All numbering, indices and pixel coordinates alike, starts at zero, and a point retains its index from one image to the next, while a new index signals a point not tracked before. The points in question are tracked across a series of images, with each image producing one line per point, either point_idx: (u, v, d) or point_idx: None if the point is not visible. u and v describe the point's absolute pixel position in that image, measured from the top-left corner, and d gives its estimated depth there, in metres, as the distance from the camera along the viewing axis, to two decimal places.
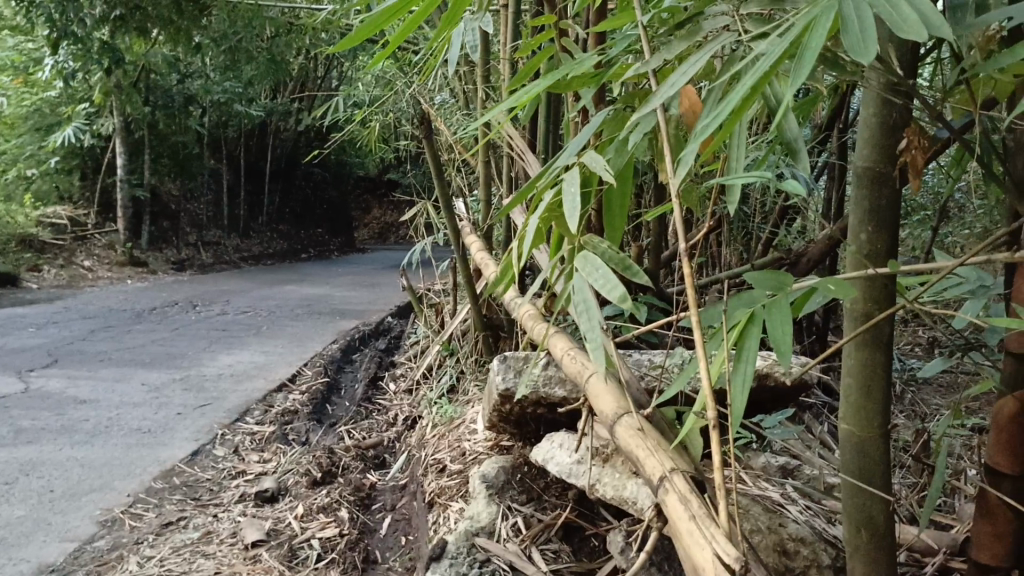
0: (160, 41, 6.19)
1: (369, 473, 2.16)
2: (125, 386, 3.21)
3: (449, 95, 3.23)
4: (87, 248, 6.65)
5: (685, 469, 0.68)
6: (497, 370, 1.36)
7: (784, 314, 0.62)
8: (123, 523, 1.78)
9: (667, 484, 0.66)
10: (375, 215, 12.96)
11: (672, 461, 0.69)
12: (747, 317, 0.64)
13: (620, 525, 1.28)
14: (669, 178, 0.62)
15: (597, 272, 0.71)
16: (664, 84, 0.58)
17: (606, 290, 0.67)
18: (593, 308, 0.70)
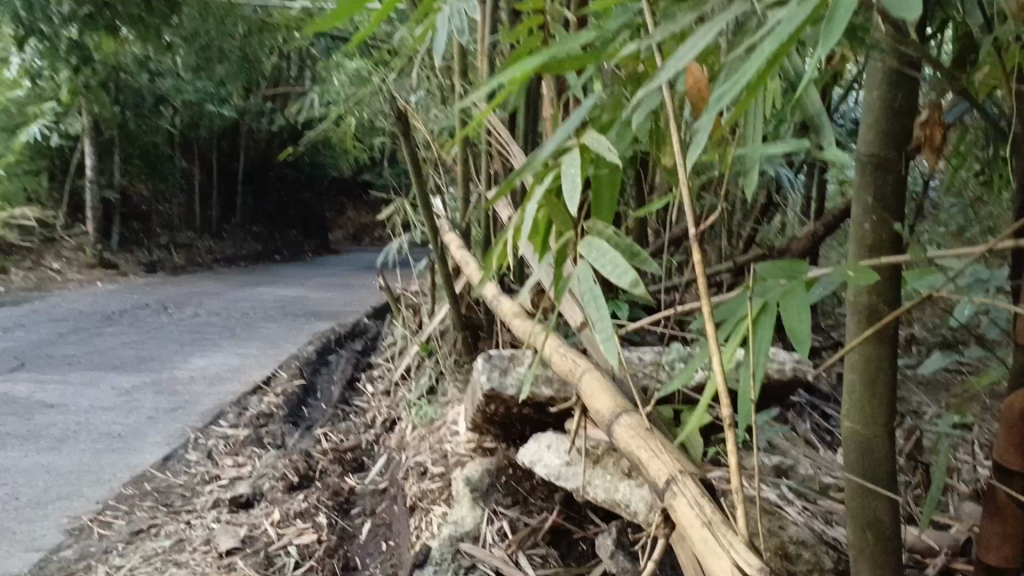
0: (129, 40, 6.04)
1: (348, 476, 2.11)
2: (95, 390, 3.13)
3: (426, 92, 3.17)
4: (55, 250, 6.52)
5: (693, 471, 0.64)
6: (481, 370, 1.32)
7: (799, 303, 0.59)
8: (91, 532, 1.71)
9: (674, 486, 0.62)
10: (350, 216, 12.84)
11: (678, 461, 0.66)
12: (760, 308, 0.60)
13: (608, 528, 1.24)
14: (677, 158, 0.58)
15: (597, 260, 0.66)
16: (671, 58, 0.54)
17: None
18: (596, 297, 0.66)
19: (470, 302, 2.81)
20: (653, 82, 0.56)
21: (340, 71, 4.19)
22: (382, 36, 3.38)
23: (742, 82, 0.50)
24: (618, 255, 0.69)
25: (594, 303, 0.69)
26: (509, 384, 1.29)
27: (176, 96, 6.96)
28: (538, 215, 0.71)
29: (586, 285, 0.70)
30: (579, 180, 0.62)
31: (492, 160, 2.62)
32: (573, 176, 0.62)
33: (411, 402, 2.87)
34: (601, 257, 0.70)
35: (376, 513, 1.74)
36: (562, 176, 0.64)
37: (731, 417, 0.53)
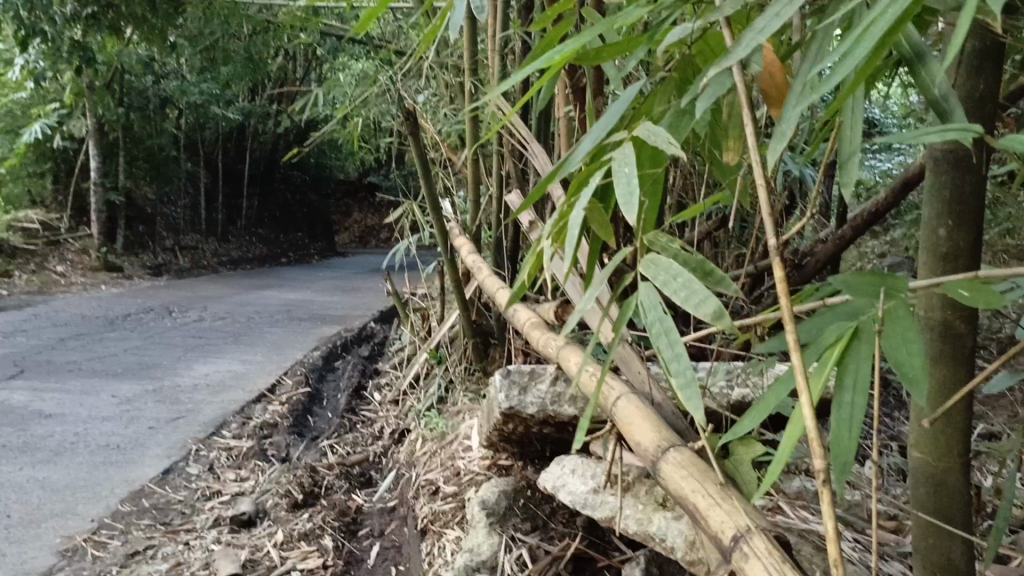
0: (134, 41, 5.98)
1: (355, 492, 2.01)
2: (95, 398, 3.05)
3: (435, 92, 3.07)
4: (59, 252, 6.45)
5: (764, 524, 0.56)
6: (499, 387, 1.22)
7: (899, 328, 0.55)
8: (84, 553, 1.62)
9: (744, 545, 0.53)
10: (355, 219, 12.76)
11: (743, 512, 0.57)
12: (851, 334, 0.56)
13: (636, 557, 1.14)
14: (755, 153, 0.50)
15: (665, 275, 0.56)
16: (748, 34, 0.46)
17: (689, 303, 0.53)
18: (670, 326, 0.55)
19: (478, 307, 2.74)
20: (725, 61, 0.47)
21: (347, 71, 4.10)
22: (390, 36, 3.30)
23: (848, 55, 0.42)
24: (691, 278, 0.54)
25: (659, 331, 0.54)
26: (529, 402, 1.19)
27: (181, 98, 6.88)
28: (586, 219, 0.60)
29: (651, 313, 0.56)
30: (636, 177, 0.52)
31: (505, 163, 2.54)
32: (628, 173, 0.53)
33: (420, 412, 2.78)
34: (670, 278, 0.56)
35: (385, 535, 1.65)
36: (614, 174, 0.55)
37: (825, 471, 0.43)
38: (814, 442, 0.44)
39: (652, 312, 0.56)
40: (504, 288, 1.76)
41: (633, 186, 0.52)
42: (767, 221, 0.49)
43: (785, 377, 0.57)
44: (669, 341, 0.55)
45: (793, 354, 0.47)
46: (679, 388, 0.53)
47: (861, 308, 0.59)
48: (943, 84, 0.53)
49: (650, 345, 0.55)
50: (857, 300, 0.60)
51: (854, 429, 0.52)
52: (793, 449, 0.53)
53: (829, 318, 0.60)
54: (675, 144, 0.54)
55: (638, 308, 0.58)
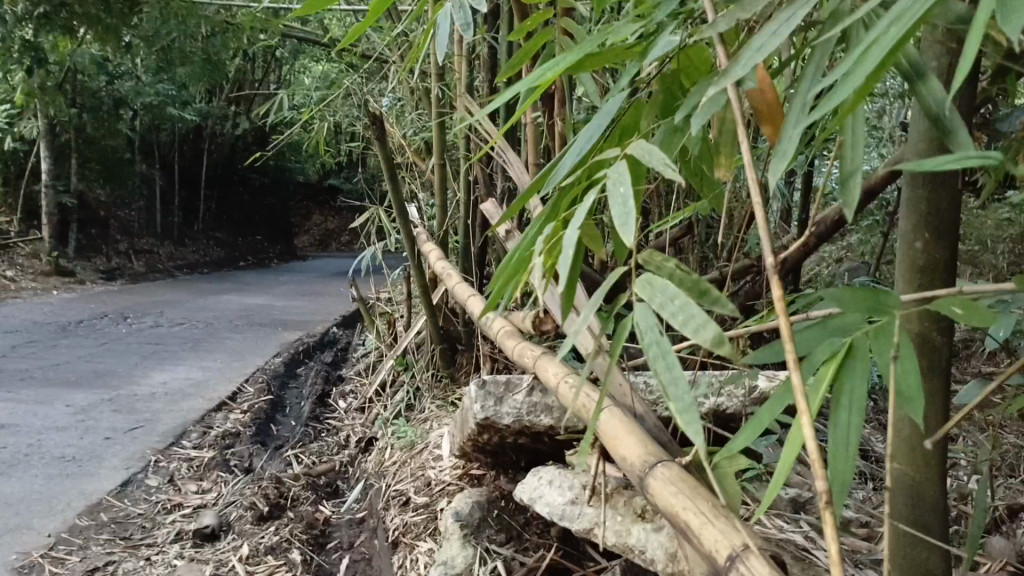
0: (88, 42, 5.86)
1: (322, 502, 1.98)
2: (48, 408, 2.97)
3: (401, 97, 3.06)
4: (9, 257, 6.29)
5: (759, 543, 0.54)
6: (474, 397, 1.21)
7: (890, 346, 0.55)
8: (41, 570, 1.57)
9: (740, 567, 0.51)
10: (315, 222, 12.65)
11: (735, 531, 0.55)
12: (844, 351, 0.57)
13: (612, 568, 1.15)
14: (750, 173, 0.49)
15: (665, 295, 0.54)
16: (747, 51, 0.45)
17: (690, 325, 0.50)
18: (669, 347, 0.53)
19: (445, 314, 2.73)
20: (722, 81, 0.46)
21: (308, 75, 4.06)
22: (354, 40, 3.27)
23: (858, 74, 0.41)
24: (690, 299, 0.53)
25: (659, 353, 0.52)
26: (504, 413, 1.18)
27: (137, 100, 6.76)
28: (578, 234, 0.58)
29: (650, 333, 0.54)
30: (630, 194, 0.51)
31: (473, 168, 2.54)
32: (622, 190, 0.52)
33: (385, 420, 2.75)
34: (666, 299, 0.54)
35: (354, 547, 1.62)
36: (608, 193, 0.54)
37: (829, 492, 0.42)
38: (814, 461, 0.42)
39: (649, 332, 0.54)
40: (474, 296, 1.75)
41: (627, 203, 0.51)
42: (765, 241, 0.49)
43: (783, 391, 0.56)
44: (665, 360, 0.53)
45: (794, 374, 0.45)
46: (677, 411, 0.51)
47: (852, 324, 0.60)
48: (944, 100, 0.53)
49: (649, 367, 0.53)
50: (849, 319, 0.60)
51: (850, 449, 0.52)
52: (790, 466, 0.53)
53: (821, 335, 0.61)
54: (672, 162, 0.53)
55: (638, 331, 0.55)
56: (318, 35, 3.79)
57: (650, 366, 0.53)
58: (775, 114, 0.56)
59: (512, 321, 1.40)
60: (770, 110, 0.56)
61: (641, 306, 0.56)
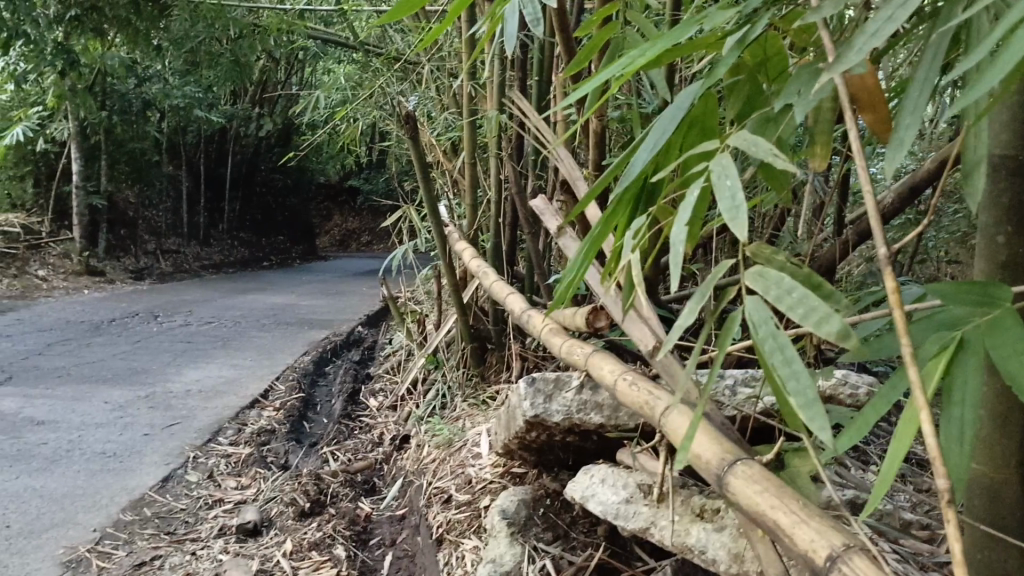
0: (118, 44, 5.92)
1: (361, 499, 1.99)
2: (86, 405, 3.00)
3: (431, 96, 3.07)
4: (41, 256, 6.37)
5: (857, 543, 0.54)
6: (524, 395, 1.20)
7: (1004, 338, 0.56)
8: (90, 564, 1.59)
9: (842, 566, 0.52)
10: (336, 222, 12.73)
11: (832, 532, 0.55)
12: (955, 344, 0.58)
13: (662, 568, 1.14)
14: (861, 165, 0.50)
15: (778, 286, 0.55)
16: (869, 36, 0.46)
17: (811, 319, 0.52)
18: (787, 343, 0.55)
19: (476, 312, 2.74)
20: (834, 72, 0.48)
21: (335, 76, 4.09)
22: (381, 41, 3.29)
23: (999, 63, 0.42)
24: (809, 292, 0.53)
25: (777, 347, 0.54)
26: (555, 411, 1.17)
27: (164, 101, 6.84)
28: (684, 231, 0.56)
29: (766, 324, 0.56)
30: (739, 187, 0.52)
31: (504, 166, 2.55)
32: (729, 182, 0.53)
33: (418, 418, 2.76)
34: (782, 291, 0.55)
35: (397, 544, 1.62)
36: (717, 185, 0.54)
37: (949, 491, 0.44)
38: (934, 459, 0.45)
39: (764, 326, 0.56)
40: (512, 293, 1.74)
41: (736, 193, 0.52)
42: (878, 233, 0.49)
43: (892, 385, 0.57)
44: (785, 356, 0.54)
45: (913, 370, 0.48)
46: (800, 407, 0.52)
47: (959, 318, 0.61)
48: None
49: (765, 363, 0.55)
50: (954, 313, 0.62)
51: None
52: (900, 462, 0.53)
53: (929, 329, 0.61)
54: (777, 151, 0.55)
55: (757, 323, 0.57)
56: (346, 36, 3.81)
57: (767, 359, 0.55)
58: (878, 103, 0.57)
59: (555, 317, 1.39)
60: (869, 94, 0.57)
61: (752, 297, 0.58)
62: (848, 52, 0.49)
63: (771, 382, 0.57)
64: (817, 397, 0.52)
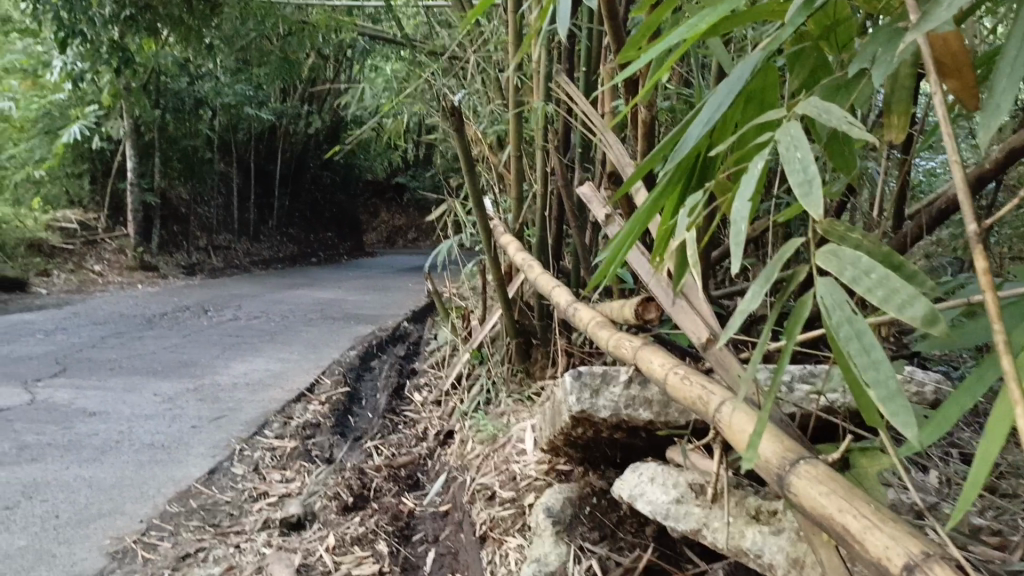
0: (170, 43, 6.01)
1: (404, 495, 1.96)
2: (136, 397, 3.05)
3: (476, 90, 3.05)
4: (97, 252, 6.52)
5: (937, 551, 0.49)
6: (570, 389, 1.16)
7: None
8: (135, 555, 1.60)
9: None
10: (383, 219, 12.79)
11: (909, 539, 0.50)
12: None
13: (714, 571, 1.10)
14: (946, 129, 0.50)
15: (855, 266, 0.55)
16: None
17: (898, 306, 0.51)
18: (864, 329, 0.54)
19: (521, 306, 2.71)
20: (922, 29, 0.48)
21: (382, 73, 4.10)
22: (426, 35, 3.28)
23: None
24: (889, 273, 0.53)
25: (851, 331, 0.53)
26: (602, 406, 1.13)
27: (215, 99, 6.93)
28: (745, 206, 0.54)
29: (839, 312, 0.55)
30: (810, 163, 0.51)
31: (550, 159, 2.52)
32: (798, 154, 0.53)
33: (463, 412, 2.74)
34: (860, 272, 0.54)
35: (441, 541, 1.59)
36: (784, 159, 0.54)
37: None
38: None
39: (838, 311, 0.55)
40: (558, 286, 1.70)
41: (806, 164, 0.52)
42: (968, 208, 0.48)
43: (981, 374, 0.58)
44: (862, 345, 0.53)
45: (1005, 359, 0.46)
46: (880, 401, 0.51)
47: None
48: None
49: (843, 351, 0.53)
50: None
51: None
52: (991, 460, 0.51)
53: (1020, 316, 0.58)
54: (850, 119, 0.54)
55: (832, 310, 0.55)
56: (391, 31, 3.81)
57: (842, 345, 0.54)
58: (963, 68, 0.59)
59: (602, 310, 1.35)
60: (953, 57, 0.59)
61: (824, 279, 0.56)
62: (934, 10, 0.49)
63: (848, 367, 0.56)
64: (897, 390, 0.51)
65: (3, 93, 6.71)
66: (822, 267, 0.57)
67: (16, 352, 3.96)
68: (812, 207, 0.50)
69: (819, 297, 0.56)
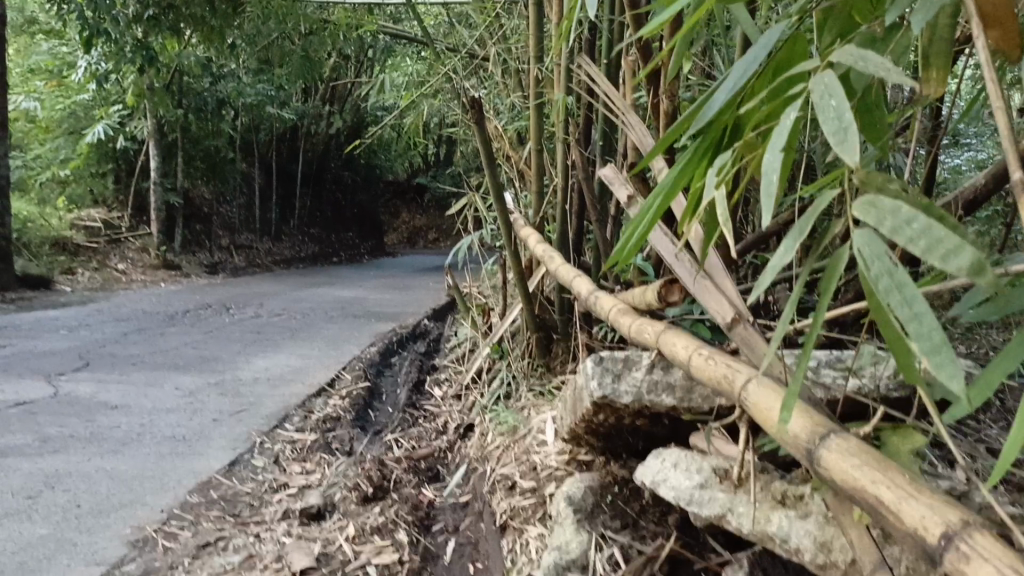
0: (193, 43, 6.05)
1: (424, 487, 1.96)
2: (158, 391, 3.06)
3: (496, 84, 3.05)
4: (120, 251, 6.58)
5: (976, 519, 0.48)
6: (591, 374, 1.14)
7: None
8: (155, 544, 1.60)
9: (960, 545, 0.46)
10: (404, 219, 12.80)
11: (946, 508, 0.49)
12: None
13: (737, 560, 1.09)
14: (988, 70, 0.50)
15: (900, 218, 0.53)
16: None
17: (951, 257, 0.50)
18: (906, 282, 0.52)
19: (541, 302, 2.70)
20: None
21: (403, 70, 4.12)
22: (447, 31, 3.29)
23: None
24: (932, 222, 0.52)
25: (892, 284, 0.52)
26: (624, 392, 1.11)
27: (238, 99, 6.93)
28: (777, 157, 0.53)
29: (879, 263, 0.53)
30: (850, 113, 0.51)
31: (571, 153, 2.51)
32: (837, 107, 0.52)
33: (484, 406, 2.73)
34: (900, 223, 0.53)
35: (461, 531, 1.58)
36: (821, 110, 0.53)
37: None
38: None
39: (878, 264, 0.53)
40: (579, 276, 1.68)
41: (842, 112, 0.52)
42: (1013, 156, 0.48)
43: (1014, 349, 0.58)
44: (903, 297, 0.51)
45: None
46: (925, 353, 0.50)
47: None
48: None
49: (885, 304, 0.52)
50: None
51: None
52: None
53: None
54: (888, 66, 0.54)
55: (872, 265, 0.54)
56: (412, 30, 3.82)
57: (884, 299, 0.52)
58: (1006, 22, 0.59)
59: (625, 296, 1.33)
60: (997, 14, 0.58)
61: (861, 230, 0.55)
62: None
63: (888, 323, 0.55)
64: (942, 340, 0.50)
65: (29, 94, 6.79)
66: (860, 220, 0.56)
67: (41, 348, 4.00)
68: (852, 155, 0.50)
69: (856, 249, 0.55)
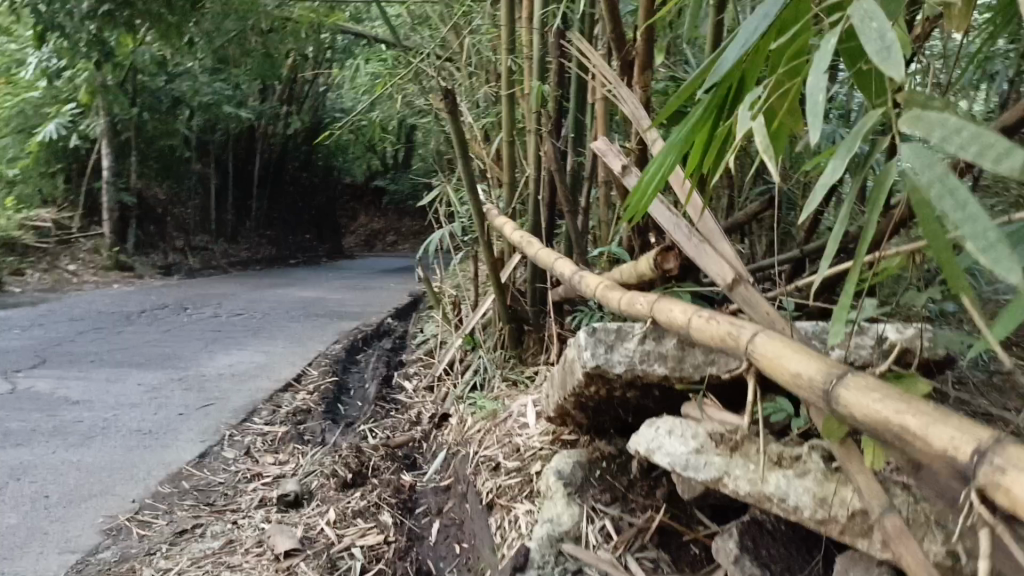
0: (148, 41, 5.93)
1: (403, 473, 1.95)
2: (121, 387, 3.00)
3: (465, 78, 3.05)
4: (72, 252, 6.40)
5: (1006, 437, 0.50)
6: (584, 345, 1.15)
7: None
8: (130, 533, 1.57)
9: (994, 461, 0.48)
10: (361, 222, 12.73)
11: (977, 430, 0.51)
12: None
13: (725, 529, 1.12)
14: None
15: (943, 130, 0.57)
16: None
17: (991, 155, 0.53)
18: (963, 194, 0.55)
19: (514, 292, 2.71)
20: None
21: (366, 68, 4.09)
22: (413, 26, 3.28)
23: None
24: (983, 131, 0.55)
25: (946, 190, 0.56)
26: (617, 361, 1.12)
27: (194, 98, 6.91)
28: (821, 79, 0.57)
29: (935, 174, 0.57)
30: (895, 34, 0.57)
31: (543, 143, 2.52)
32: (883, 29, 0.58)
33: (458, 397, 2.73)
34: (949, 132, 0.57)
35: (444, 513, 1.58)
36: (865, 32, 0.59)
37: None
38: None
39: (931, 172, 0.57)
40: (559, 258, 1.69)
41: (885, 31, 0.58)
42: None
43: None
44: (957, 202, 0.55)
45: None
46: (983, 250, 0.52)
47: None
48: None
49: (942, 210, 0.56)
50: None
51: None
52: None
53: None
54: None
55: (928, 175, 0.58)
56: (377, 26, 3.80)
57: (939, 204, 0.56)
58: None
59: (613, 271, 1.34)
60: None
61: (909, 143, 0.60)
62: None
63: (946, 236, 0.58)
64: (998, 239, 0.52)
65: None
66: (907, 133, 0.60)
67: None
68: (894, 65, 0.55)
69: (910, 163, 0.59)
